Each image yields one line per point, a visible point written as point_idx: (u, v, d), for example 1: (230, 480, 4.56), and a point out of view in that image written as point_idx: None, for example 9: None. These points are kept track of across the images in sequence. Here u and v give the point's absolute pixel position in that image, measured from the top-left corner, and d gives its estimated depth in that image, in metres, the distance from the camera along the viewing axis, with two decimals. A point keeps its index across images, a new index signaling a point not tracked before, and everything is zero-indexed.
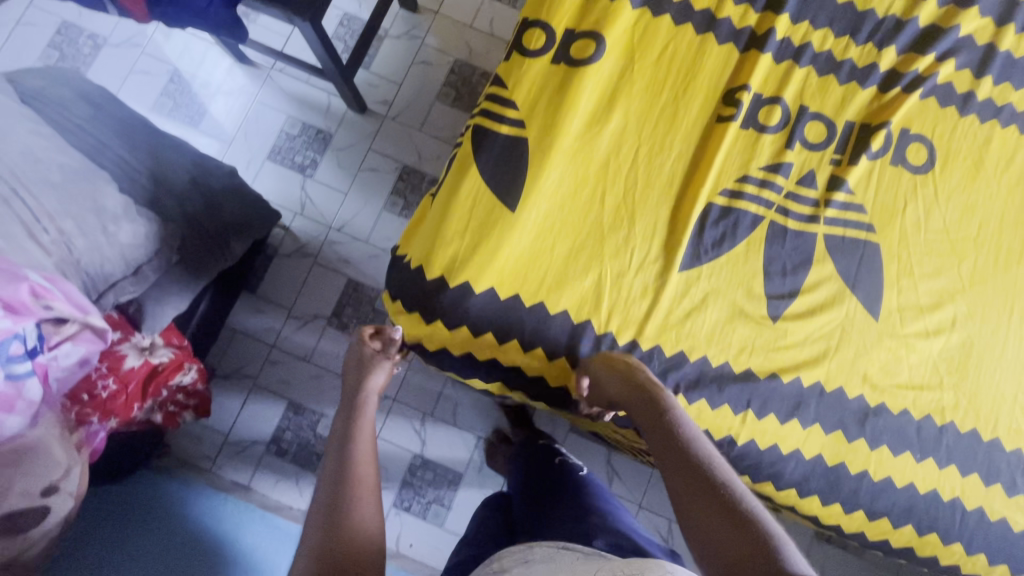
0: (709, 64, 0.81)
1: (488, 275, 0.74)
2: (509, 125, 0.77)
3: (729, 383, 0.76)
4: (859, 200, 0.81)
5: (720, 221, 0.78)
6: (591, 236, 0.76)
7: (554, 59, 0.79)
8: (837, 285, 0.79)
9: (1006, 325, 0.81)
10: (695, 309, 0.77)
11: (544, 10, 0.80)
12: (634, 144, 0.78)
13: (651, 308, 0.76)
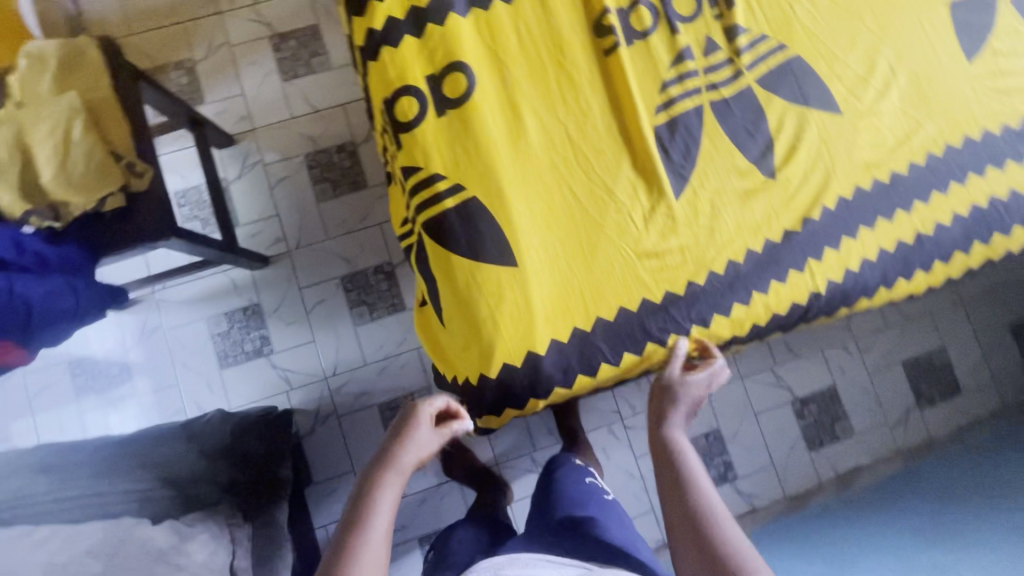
0: (563, 14, 0.78)
1: (539, 331, 0.72)
2: (451, 196, 0.74)
3: (781, 252, 0.78)
4: (756, 32, 0.83)
5: (674, 135, 0.78)
6: (592, 232, 0.74)
7: (440, 112, 0.75)
8: (794, 111, 0.81)
9: (929, 39, 0.85)
10: (713, 219, 0.77)
11: (395, 78, 0.76)
12: (561, 130, 0.76)
13: (682, 247, 0.75)
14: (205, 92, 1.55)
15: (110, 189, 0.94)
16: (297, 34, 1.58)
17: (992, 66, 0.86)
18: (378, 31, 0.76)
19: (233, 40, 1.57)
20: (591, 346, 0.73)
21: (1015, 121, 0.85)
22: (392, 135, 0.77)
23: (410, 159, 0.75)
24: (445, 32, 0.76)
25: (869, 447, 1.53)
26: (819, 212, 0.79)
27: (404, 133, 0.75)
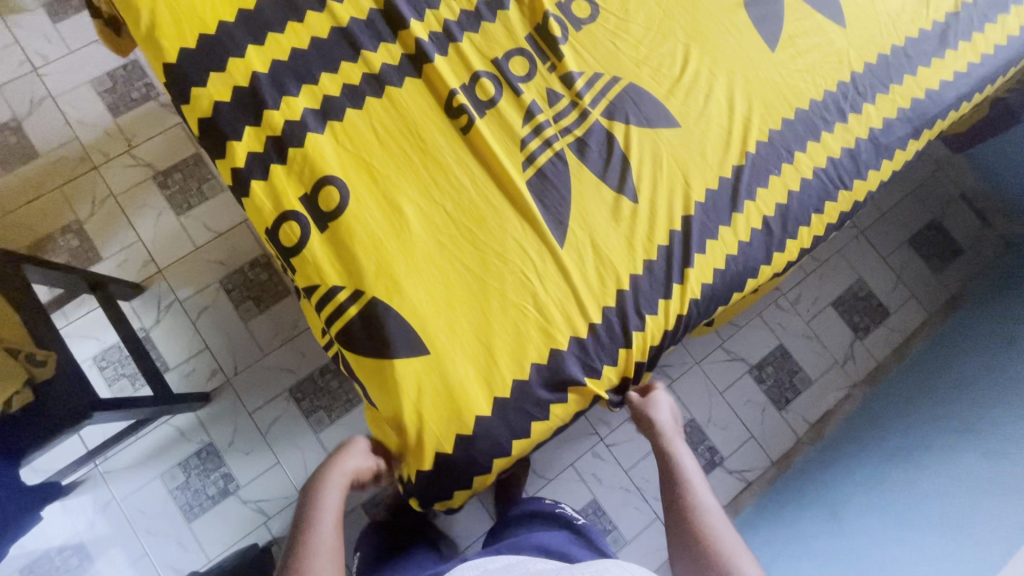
0: (413, 106, 0.84)
1: (473, 406, 0.74)
2: (354, 303, 0.76)
3: (669, 260, 0.84)
4: (590, 72, 0.90)
5: (544, 186, 0.84)
6: (494, 296, 0.78)
7: (319, 227, 0.77)
8: (643, 132, 0.89)
9: (736, 40, 0.97)
10: (600, 250, 0.83)
11: (269, 207, 0.78)
12: (439, 211, 0.80)
13: (580, 285, 0.80)
14: (100, 247, 1.51)
15: (13, 387, 0.90)
16: (180, 167, 1.58)
17: (792, 48, 0.98)
18: (241, 167, 0.79)
19: (116, 190, 1.55)
20: (528, 401, 0.76)
21: (826, 88, 0.97)
22: (281, 259, 0.79)
23: (303, 278, 0.77)
24: (305, 151, 0.79)
25: (829, 390, 1.62)
26: (688, 215, 0.87)
27: (291, 256, 0.78)
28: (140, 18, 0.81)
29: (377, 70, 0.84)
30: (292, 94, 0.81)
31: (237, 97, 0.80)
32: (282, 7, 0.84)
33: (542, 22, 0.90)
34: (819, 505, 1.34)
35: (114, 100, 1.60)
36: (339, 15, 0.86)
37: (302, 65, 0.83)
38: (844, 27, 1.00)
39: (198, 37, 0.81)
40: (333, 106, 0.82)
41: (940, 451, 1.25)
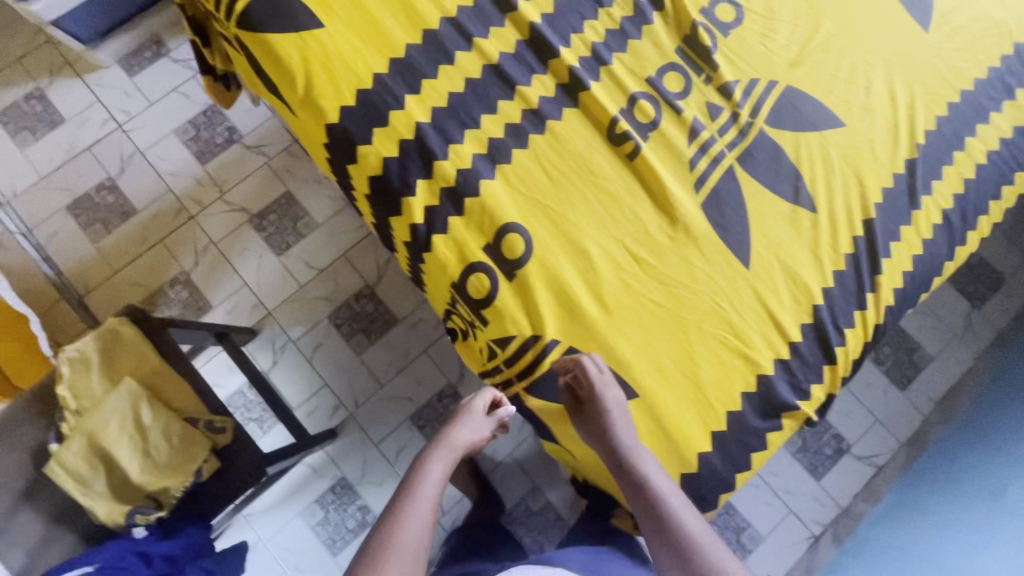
0: (578, 137, 0.81)
1: (692, 443, 0.73)
2: (555, 350, 0.76)
3: (856, 269, 0.82)
4: (746, 77, 0.86)
5: (721, 205, 0.81)
6: (693, 330, 0.76)
7: (508, 276, 0.76)
8: (810, 136, 0.85)
9: (888, 24, 0.91)
10: (789, 267, 0.80)
11: (451, 261, 0.78)
12: (621, 246, 0.78)
13: (776, 305, 0.78)
14: (209, 296, 1.53)
15: (200, 457, 0.93)
16: (273, 208, 1.59)
17: (947, 24, 0.92)
18: (420, 223, 0.78)
19: (215, 237, 1.56)
20: (741, 432, 0.75)
21: (989, 64, 0.91)
22: (465, 311, 0.79)
23: (495, 329, 0.77)
24: (483, 200, 0.77)
25: (950, 365, 1.57)
26: (869, 218, 0.84)
27: (481, 309, 0.77)
28: (298, 82, 0.81)
29: (536, 105, 0.82)
30: (458, 141, 0.79)
31: (404, 150, 0.79)
32: (431, 51, 0.82)
33: (690, 32, 0.86)
34: (960, 484, 1.32)
35: (199, 148, 1.61)
36: (489, 50, 0.83)
37: (462, 109, 0.81)
38: None
39: (356, 93, 0.80)
40: (500, 148, 0.80)
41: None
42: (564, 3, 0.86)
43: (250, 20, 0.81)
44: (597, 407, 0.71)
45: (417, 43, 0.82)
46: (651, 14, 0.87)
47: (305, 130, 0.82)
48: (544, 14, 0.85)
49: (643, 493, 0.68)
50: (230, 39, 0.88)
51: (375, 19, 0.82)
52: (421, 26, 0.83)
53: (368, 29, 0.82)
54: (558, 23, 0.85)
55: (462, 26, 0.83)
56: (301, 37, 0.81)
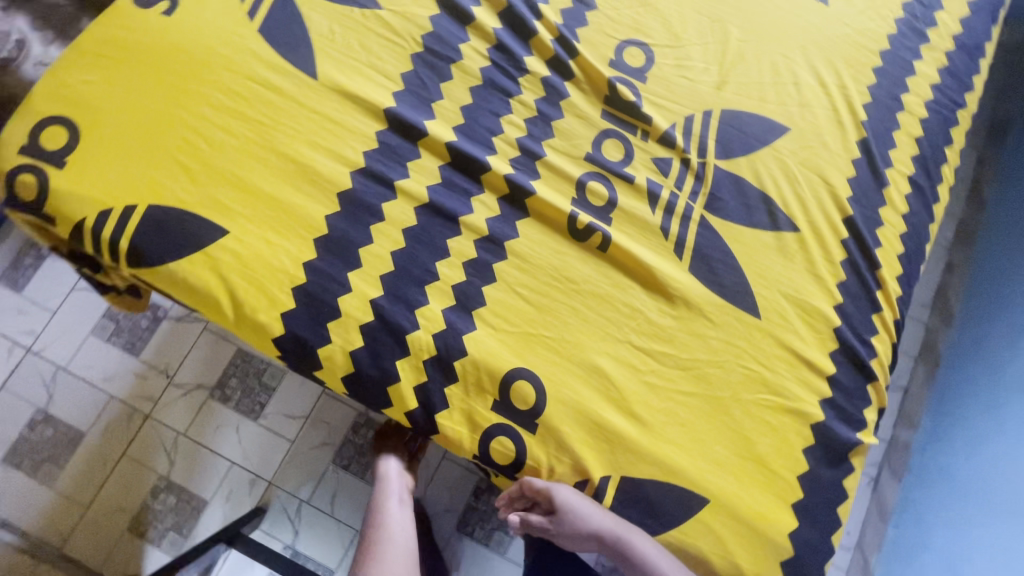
0: (543, 248, 0.75)
1: (776, 523, 0.69)
2: (609, 486, 0.69)
3: (856, 274, 0.79)
4: (681, 118, 0.82)
5: (709, 262, 0.76)
6: (734, 407, 0.72)
7: (531, 427, 0.69)
8: (763, 156, 0.81)
9: (790, 11, 0.88)
10: (796, 299, 0.76)
11: (464, 432, 0.70)
12: (631, 348, 0.73)
13: (801, 345, 0.74)
14: (198, 491, 1.39)
15: None
16: (230, 372, 1.46)
17: None
18: (417, 406, 0.70)
19: (181, 427, 1.42)
20: (817, 488, 0.71)
21: (895, 17, 0.90)
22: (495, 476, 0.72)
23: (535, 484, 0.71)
24: (474, 359, 0.70)
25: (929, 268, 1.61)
26: (848, 216, 0.81)
27: (514, 469, 0.70)
28: (223, 302, 0.70)
29: (486, 231, 0.74)
30: (423, 302, 0.71)
31: (369, 336, 0.70)
32: (355, 214, 0.73)
33: (609, 92, 0.81)
34: (978, 377, 1.35)
35: (127, 340, 1.45)
36: (415, 190, 0.75)
37: (412, 266, 0.73)
38: None
39: (293, 292, 0.70)
40: (469, 293, 0.72)
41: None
42: (471, 108, 0.79)
43: (142, 255, 0.70)
44: (563, 513, 0.66)
45: (336, 212, 0.73)
46: (563, 88, 0.81)
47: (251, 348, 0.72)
48: (456, 128, 0.78)
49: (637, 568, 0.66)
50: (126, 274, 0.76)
51: (281, 202, 0.73)
52: (333, 191, 0.74)
53: (277, 216, 0.72)
54: (475, 132, 0.78)
55: (376, 173, 0.75)
56: (208, 253, 0.70)
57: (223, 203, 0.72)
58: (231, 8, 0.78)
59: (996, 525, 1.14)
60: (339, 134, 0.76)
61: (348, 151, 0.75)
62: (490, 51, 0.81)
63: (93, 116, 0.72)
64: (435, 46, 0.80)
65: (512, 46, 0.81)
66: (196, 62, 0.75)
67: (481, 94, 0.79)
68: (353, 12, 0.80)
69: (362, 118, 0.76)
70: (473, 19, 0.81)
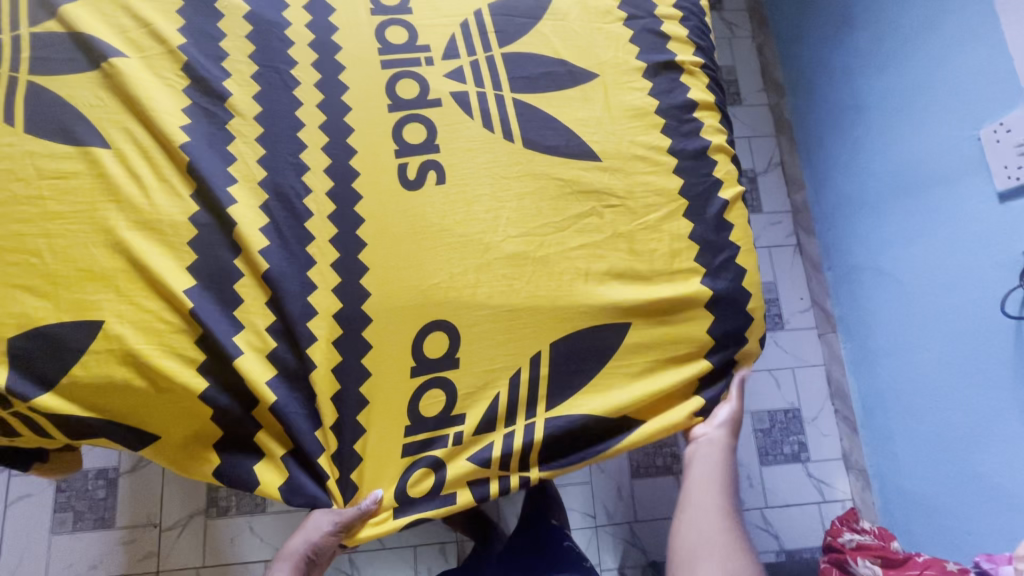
0: (395, 197, 0.78)
1: (692, 296, 0.81)
2: (536, 369, 0.78)
3: (660, 78, 0.88)
4: (455, 25, 0.86)
5: (540, 132, 0.83)
6: (612, 230, 0.81)
7: (453, 365, 0.76)
8: (538, 22, 0.88)
9: None
10: (620, 121, 0.85)
11: (394, 407, 0.75)
12: (517, 241, 0.79)
13: (642, 155, 0.84)
14: None
15: None
16: (212, 486, 1.40)
17: None
18: (362, 384, 0.74)
19: (197, 561, 1.36)
20: (712, 255, 0.84)
21: None
22: (441, 433, 0.76)
23: (474, 414, 0.77)
24: (389, 318, 0.75)
25: (747, 57, 1.78)
26: (630, 37, 0.89)
27: (451, 412, 0.76)
28: (137, 390, 0.70)
29: (340, 207, 0.77)
30: (315, 308, 0.74)
31: (287, 348, 0.73)
32: (211, 256, 0.73)
33: (381, 38, 0.84)
34: (839, 118, 1.52)
35: (93, 520, 1.36)
36: (256, 203, 0.76)
37: (290, 269, 0.74)
38: None
39: (197, 344, 0.71)
40: (352, 268, 0.75)
41: (847, 28, 1.46)
42: (265, 113, 0.80)
43: (13, 390, 0.68)
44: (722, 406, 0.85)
45: (192, 262, 0.72)
46: (338, 54, 0.83)
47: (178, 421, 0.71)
48: (260, 138, 0.79)
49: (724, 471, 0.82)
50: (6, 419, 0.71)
51: (134, 277, 0.71)
52: (179, 241, 0.73)
53: (138, 292, 0.71)
54: (278, 133, 0.79)
55: (211, 208, 0.74)
56: (90, 351, 0.68)
57: (80, 303, 0.70)
58: None
59: (899, 218, 1.35)
60: (156, 193, 0.74)
61: (173, 200, 0.74)
62: (254, 55, 0.82)
63: None
64: (200, 73, 0.80)
65: (272, 39, 0.82)
66: None
67: (267, 96, 0.80)
68: (105, 79, 0.79)
69: (170, 166, 0.76)
70: (224, 36, 0.82)
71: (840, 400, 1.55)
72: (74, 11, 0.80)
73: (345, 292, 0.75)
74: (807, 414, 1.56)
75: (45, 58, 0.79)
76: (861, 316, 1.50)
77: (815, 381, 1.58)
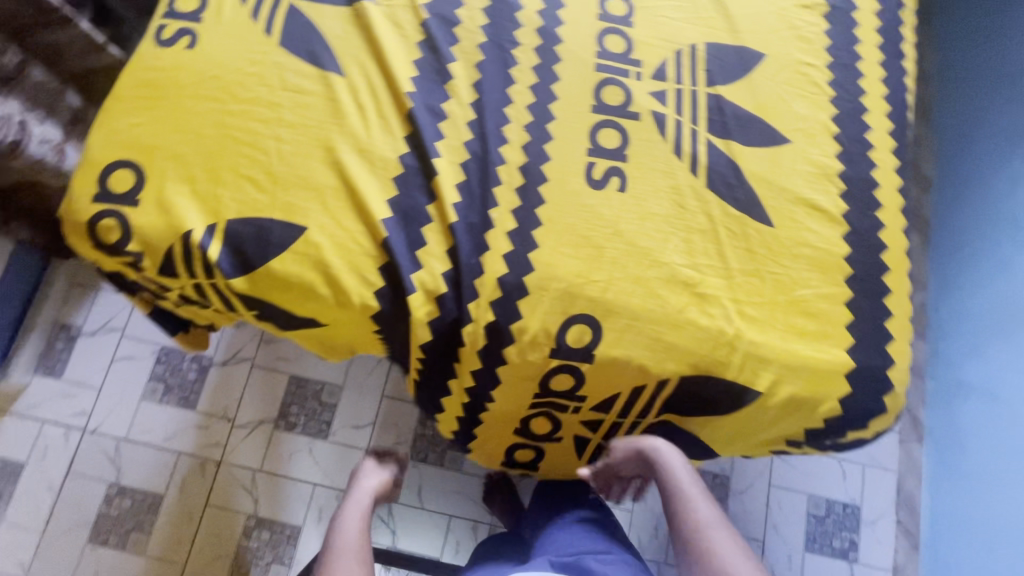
0: (577, 190, 0.81)
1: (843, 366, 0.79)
2: (665, 389, 0.78)
3: (855, 148, 0.88)
4: (670, 52, 0.90)
5: (728, 166, 0.84)
6: (779, 277, 0.80)
7: (587, 361, 0.77)
8: (748, 69, 0.90)
9: None
10: (808, 177, 0.85)
11: (526, 376, 0.79)
12: (682, 264, 0.79)
13: (824, 216, 0.83)
14: (290, 518, 1.42)
15: None
16: (288, 400, 1.49)
17: None
18: (506, 350, 0.78)
19: (256, 464, 1.45)
20: (874, 333, 0.79)
21: None
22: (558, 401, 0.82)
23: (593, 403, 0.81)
24: (544, 299, 0.77)
25: None
26: (832, 99, 0.90)
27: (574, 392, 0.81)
28: (317, 298, 0.77)
29: (527, 185, 0.81)
30: (482, 269, 0.77)
31: (451, 298, 0.78)
32: (407, 196, 0.79)
33: (600, 43, 0.88)
34: (988, 229, 1.45)
35: (179, 397, 1.48)
36: (456, 161, 0.81)
37: (471, 227, 0.78)
38: None
39: (378, 270, 0.76)
40: (524, 242, 0.78)
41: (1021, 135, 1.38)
42: (481, 83, 0.85)
43: (217, 264, 0.76)
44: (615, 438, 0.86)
45: (391, 197, 0.79)
46: (558, 45, 0.88)
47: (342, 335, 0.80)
48: (472, 103, 0.84)
49: (671, 488, 0.82)
50: (198, 288, 0.80)
51: (342, 196, 0.78)
52: (385, 175, 0.79)
53: (341, 210, 0.77)
54: (488, 104, 0.84)
55: (417, 154, 0.80)
56: (290, 251, 0.76)
57: (291, 205, 0.77)
58: (248, 29, 0.85)
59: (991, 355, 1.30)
60: (375, 128, 0.81)
61: (387, 139, 0.81)
62: (484, 30, 0.88)
63: (152, 154, 0.77)
64: (434, 33, 0.87)
65: (503, 19, 0.88)
66: (233, 85, 0.82)
67: (486, 69, 0.86)
68: (356, 17, 0.87)
69: (390, 108, 0.83)
70: (463, 6, 0.89)
71: (907, 511, 1.48)
72: None
73: (515, 262, 0.77)
74: (870, 516, 1.49)
75: None
76: (956, 435, 1.43)
77: (884, 485, 1.52)
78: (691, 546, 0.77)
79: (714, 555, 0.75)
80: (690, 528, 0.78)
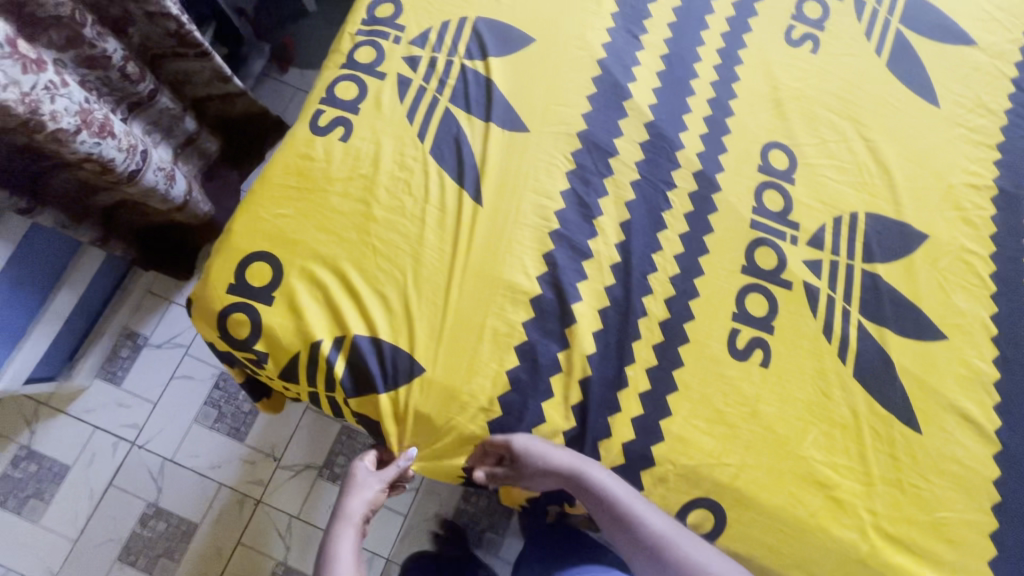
0: (718, 358, 0.76)
1: None
2: None
3: (1014, 356, 0.82)
4: (829, 218, 0.85)
5: (880, 357, 0.78)
6: (922, 492, 0.74)
7: None
8: (909, 248, 0.85)
9: (909, 109, 0.92)
10: (962, 382, 0.79)
11: None
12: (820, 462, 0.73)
13: (977, 431, 0.77)
14: None
15: None
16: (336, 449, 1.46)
17: (953, 88, 0.94)
18: None
19: (295, 510, 1.42)
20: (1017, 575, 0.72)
21: (1005, 110, 0.94)
22: None
23: None
24: (668, 474, 0.73)
25: None
26: (993, 295, 0.84)
27: None
28: (432, 429, 0.74)
29: (667, 344, 0.77)
30: (609, 430, 0.73)
31: None
32: (542, 337, 0.76)
33: (758, 197, 0.84)
34: None
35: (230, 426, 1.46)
36: (596, 306, 0.77)
37: (603, 382, 0.75)
38: (979, 45, 0.97)
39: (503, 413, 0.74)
40: (656, 409, 0.74)
41: None
42: (630, 223, 0.82)
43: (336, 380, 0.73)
44: (524, 457, 0.72)
45: (526, 335, 0.75)
46: (714, 194, 0.84)
47: (445, 466, 0.78)
48: (618, 243, 0.81)
49: (598, 496, 0.70)
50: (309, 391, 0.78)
51: (476, 328, 0.75)
52: (522, 311, 0.76)
53: (473, 342, 0.75)
54: (635, 247, 0.80)
55: (558, 292, 0.77)
56: (414, 379, 0.73)
57: (423, 329, 0.74)
58: (403, 129, 0.83)
59: None
60: (518, 256, 0.78)
61: (529, 271, 0.78)
62: (640, 166, 0.84)
63: (293, 251, 0.76)
64: (589, 162, 0.84)
65: (660, 157, 0.85)
66: (382, 187, 0.80)
67: (637, 208, 0.82)
68: (512, 131, 0.84)
69: (536, 235, 0.79)
70: (622, 136, 0.85)
71: None
72: (510, 65, 0.87)
73: (644, 429, 0.73)
74: None
75: (468, 90, 0.85)
76: None
77: None
78: (634, 545, 0.70)
79: (664, 556, 0.68)
80: (624, 533, 0.70)
